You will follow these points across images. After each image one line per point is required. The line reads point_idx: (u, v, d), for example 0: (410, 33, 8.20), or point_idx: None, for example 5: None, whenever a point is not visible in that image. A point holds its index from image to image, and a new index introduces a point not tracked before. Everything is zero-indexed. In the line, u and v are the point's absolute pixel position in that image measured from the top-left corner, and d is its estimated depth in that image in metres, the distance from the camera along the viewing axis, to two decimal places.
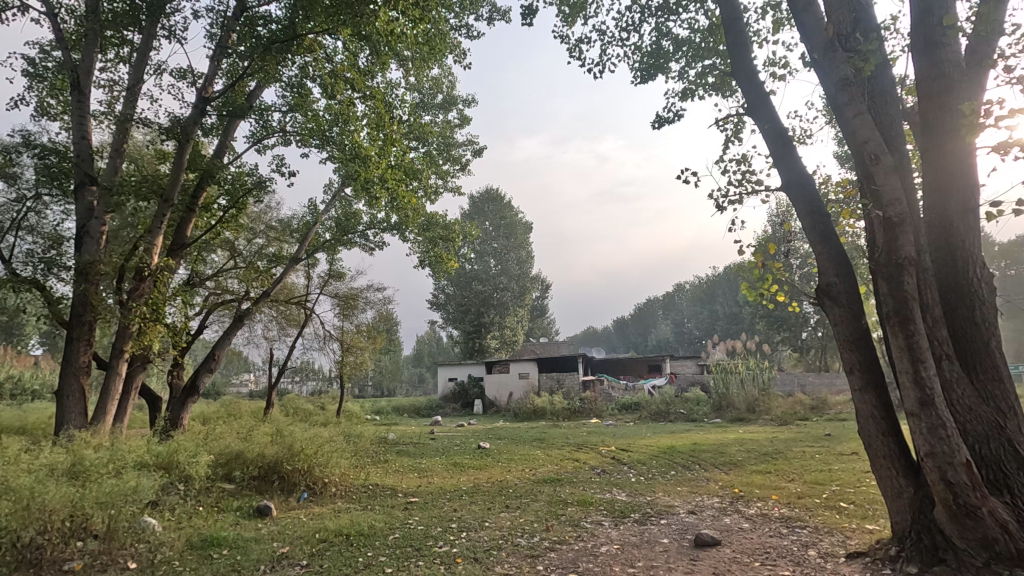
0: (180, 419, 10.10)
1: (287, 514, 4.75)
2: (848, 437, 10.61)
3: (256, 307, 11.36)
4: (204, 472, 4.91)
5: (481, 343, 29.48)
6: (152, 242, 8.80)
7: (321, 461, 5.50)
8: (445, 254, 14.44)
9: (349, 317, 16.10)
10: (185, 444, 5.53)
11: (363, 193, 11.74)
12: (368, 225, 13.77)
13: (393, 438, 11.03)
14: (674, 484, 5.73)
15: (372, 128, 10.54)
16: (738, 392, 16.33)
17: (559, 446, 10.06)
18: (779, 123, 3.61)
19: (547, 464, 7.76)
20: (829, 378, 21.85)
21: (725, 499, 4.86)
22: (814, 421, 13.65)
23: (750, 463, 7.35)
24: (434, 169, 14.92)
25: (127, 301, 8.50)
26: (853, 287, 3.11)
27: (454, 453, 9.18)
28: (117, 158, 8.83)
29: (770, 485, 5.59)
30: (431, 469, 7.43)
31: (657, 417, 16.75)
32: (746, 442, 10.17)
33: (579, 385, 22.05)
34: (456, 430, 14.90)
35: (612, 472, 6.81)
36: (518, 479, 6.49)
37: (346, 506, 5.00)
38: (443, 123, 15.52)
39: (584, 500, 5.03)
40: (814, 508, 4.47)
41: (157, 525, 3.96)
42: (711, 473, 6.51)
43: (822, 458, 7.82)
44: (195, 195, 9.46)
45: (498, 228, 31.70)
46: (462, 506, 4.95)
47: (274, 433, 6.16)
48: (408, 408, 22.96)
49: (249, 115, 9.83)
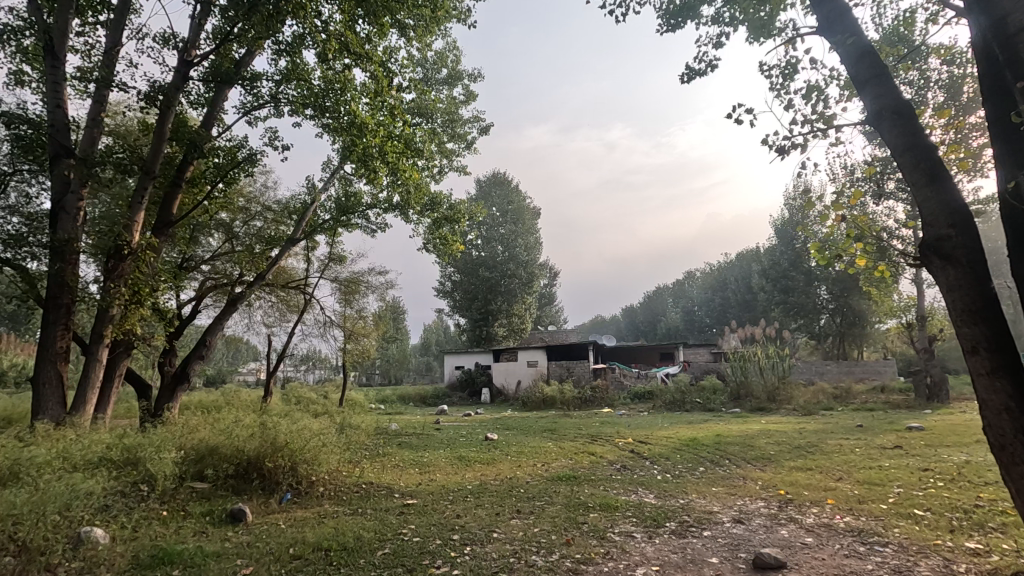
0: (169, 408, 9.53)
1: (265, 520, 4.11)
2: (883, 428, 9.87)
3: (252, 289, 10.69)
4: (171, 472, 4.28)
5: (488, 331, 28.86)
6: (133, 219, 8.11)
7: (308, 456, 4.84)
8: (450, 237, 13.69)
9: (351, 303, 15.48)
10: (156, 438, 4.90)
11: (362, 169, 11.05)
12: (370, 205, 13.11)
13: (396, 428, 10.41)
14: (709, 485, 5.03)
15: (371, 97, 9.87)
16: (757, 381, 15.60)
17: (572, 438, 9.41)
18: (866, 39, 2.92)
19: (560, 458, 7.08)
20: (849, 366, 21.04)
21: (775, 505, 4.14)
22: (840, 412, 12.91)
23: (786, 459, 6.64)
24: (438, 146, 14.20)
25: (106, 282, 7.84)
26: (975, 241, 2.37)
27: (460, 446, 8.53)
28: (93, 128, 8.05)
29: (820, 486, 4.87)
30: (434, 464, 6.80)
31: (671, 406, 16.07)
32: (775, 434, 9.45)
33: (590, 373, 21.39)
34: (462, 420, 14.31)
35: (635, 468, 6.11)
36: (530, 476, 5.82)
37: (335, 511, 4.33)
38: (448, 99, 14.75)
39: (608, 503, 4.35)
40: (884, 516, 3.76)
41: (104, 537, 3.34)
42: (748, 470, 5.81)
43: (864, 452, 7.11)
44: (182, 168, 8.78)
45: (506, 213, 30.94)
46: (467, 510, 4.27)
47: (258, 424, 5.52)
48: (414, 397, 22.41)
49: (238, 83, 9.16)
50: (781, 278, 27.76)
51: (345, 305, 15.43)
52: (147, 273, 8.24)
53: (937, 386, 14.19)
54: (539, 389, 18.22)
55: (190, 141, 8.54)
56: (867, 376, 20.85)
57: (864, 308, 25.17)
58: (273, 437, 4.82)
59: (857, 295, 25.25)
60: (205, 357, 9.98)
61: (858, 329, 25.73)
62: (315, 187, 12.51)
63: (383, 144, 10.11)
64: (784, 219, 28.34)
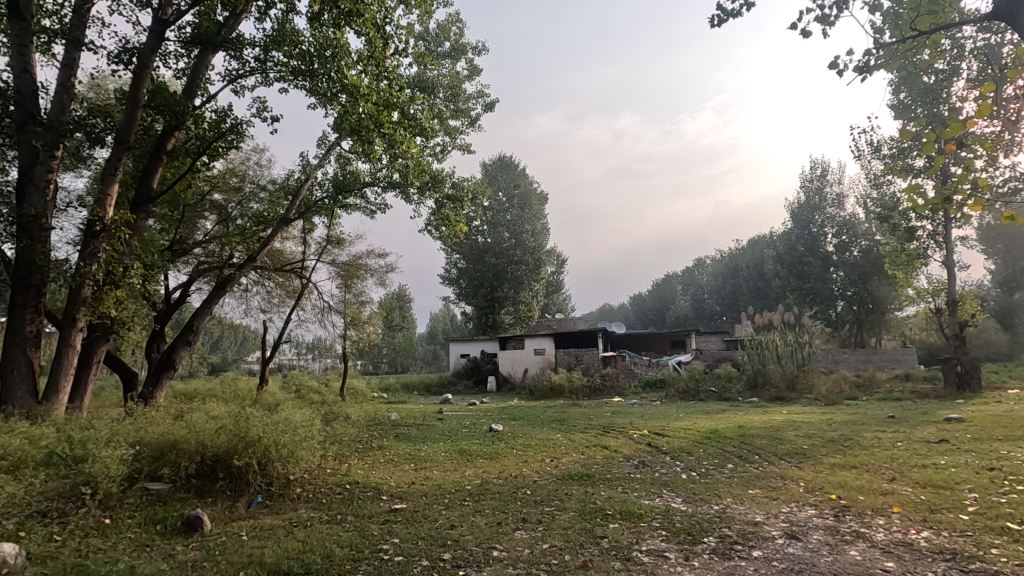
0: (155, 397, 9.01)
1: (226, 530, 3.51)
2: (919, 419, 9.16)
3: (243, 272, 10.11)
4: (120, 471, 3.66)
5: (495, 319, 28.26)
6: (106, 193, 7.47)
7: (285, 452, 4.24)
8: (454, 217, 12.97)
9: (351, 288, 14.90)
10: (110, 431, 4.29)
11: (359, 141, 10.37)
12: (370, 183, 12.48)
13: (396, 418, 9.83)
14: (744, 487, 4.38)
15: (367, 65, 9.20)
16: (776, 369, 14.89)
17: (583, 430, 8.76)
18: None
19: (570, 452, 6.44)
20: (867, 354, 20.29)
21: (831, 516, 3.49)
22: (867, 402, 12.21)
23: (822, 454, 5.98)
24: (440, 123, 13.51)
25: (79, 261, 7.25)
26: None
27: (463, 438, 7.92)
28: (63, 94, 7.38)
29: (875, 490, 4.21)
30: (433, 458, 6.20)
31: (685, 396, 15.38)
32: (802, 425, 8.75)
33: (599, 362, 20.77)
34: (468, 409, 13.77)
35: (655, 465, 5.47)
36: (537, 474, 5.19)
37: (311, 518, 3.74)
38: (451, 73, 13.95)
39: (629, 510, 3.70)
40: (973, 531, 3.08)
41: (15, 555, 2.73)
42: (784, 469, 5.15)
43: (908, 446, 6.43)
44: (164, 139, 8.17)
45: (512, 197, 30.05)
46: (463, 518, 3.64)
47: (234, 414, 4.94)
48: (418, 385, 21.89)
49: (222, 47, 8.50)
50: (797, 263, 26.85)
51: (345, 290, 14.84)
52: (123, 252, 7.62)
53: (969, 374, 13.40)
54: (547, 377, 17.62)
55: (168, 105, 7.90)
56: (887, 364, 20.07)
57: (884, 295, 24.27)
58: (245, 430, 4.20)
59: (876, 281, 24.36)
60: (193, 344, 9.44)
61: (877, 316, 24.85)
62: (310, 165, 11.86)
63: (378, 113, 9.44)
64: (800, 203, 27.39)
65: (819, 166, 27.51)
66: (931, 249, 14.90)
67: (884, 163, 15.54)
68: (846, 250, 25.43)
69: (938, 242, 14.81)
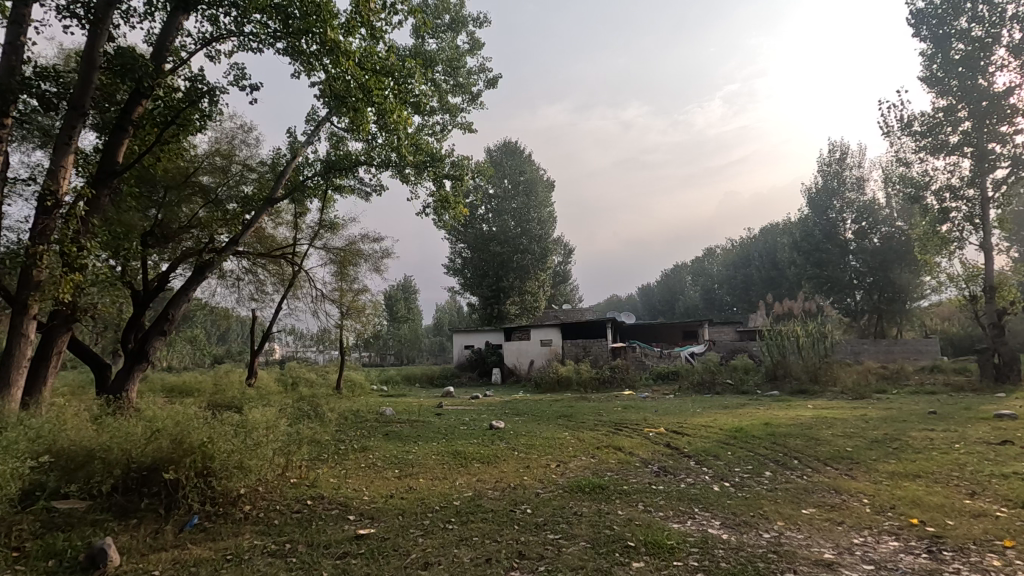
0: (127, 391, 8.35)
1: (137, 566, 2.74)
2: (966, 416, 8.29)
3: (223, 257, 9.38)
4: (14, 489, 2.89)
5: (500, 309, 27.50)
6: (59, 165, 6.63)
7: (232, 463, 3.45)
8: (453, 199, 12.10)
9: (347, 275, 14.12)
10: (21, 432, 3.51)
11: (346, 113, 9.55)
12: (364, 163, 11.69)
13: (390, 414, 9.09)
14: (796, 505, 3.54)
15: (352, 25, 8.34)
16: (796, 360, 14.00)
17: (593, 427, 7.96)
18: None
19: (579, 455, 5.63)
20: (888, 345, 19.37)
21: (926, 554, 2.66)
22: (898, 395, 11.36)
23: (874, 460, 5.12)
24: (436, 98, 12.60)
25: (28, 242, 6.44)
26: None
27: (460, 436, 7.14)
28: (11, 52, 6.55)
29: (962, 511, 3.35)
30: (421, 462, 5.42)
31: (700, 388, 14.52)
32: (836, 422, 7.89)
33: (608, 353, 19.97)
34: (469, 402, 13.05)
35: (679, 473, 4.67)
36: (541, 484, 4.39)
37: (253, 548, 2.97)
38: (450, 46, 12.99)
39: (658, 540, 2.87)
40: None
41: None
42: (836, 480, 4.31)
43: (970, 449, 5.54)
44: (128, 107, 7.38)
45: (517, 183, 29.03)
46: (443, 552, 2.84)
47: (179, 413, 4.16)
48: (420, 376, 21.21)
49: (194, 5, 7.70)
50: (814, 251, 25.79)
51: (340, 278, 14.08)
52: (81, 231, 6.81)
53: (1008, 366, 12.43)
54: (553, 369, 16.81)
55: (128, 66, 7.06)
56: (909, 355, 19.13)
57: (906, 283, 23.26)
58: (184, 435, 3.43)
59: (898, 269, 23.35)
60: (168, 335, 8.78)
61: (898, 306, 23.88)
62: (298, 142, 11.05)
63: (367, 80, 8.67)
64: (817, 188, 26.21)
65: (838, 149, 26.36)
66: (966, 232, 13.92)
67: (915, 141, 14.50)
68: (866, 237, 24.39)
69: (974, 225, 13.80)
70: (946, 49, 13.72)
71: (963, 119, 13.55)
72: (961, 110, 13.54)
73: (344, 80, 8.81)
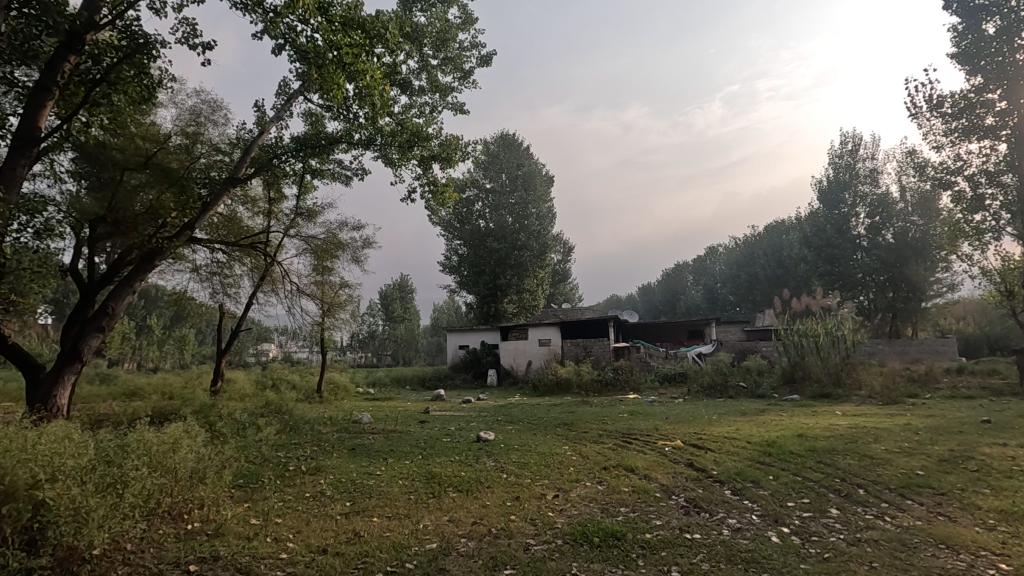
0: (57, 401, 7.19)
1: None
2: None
3: (175, 243, 8.22)
4: None
5: (497, 308, 26.35)
6: None
7: (68, 513, 2.30)
8: (442, 183, 10.84)
9: (326, 268, 12.95)
10: None
11: (320, 81, 8.42)
12: (342, 143, 10.54)
13: (365, 422, 7.94)
14: None
15: None
16: (817, 362, 12.86)
17: (598, 439, 6.82)
18: None
19: (583, 480, 4.49)
20: (903, 345, 18.28)
21: None
22: (934, 400, 10.24)
23: (963, 491, 3.95)
24: (423, 73, 11.41)
25: None
26: None
27: (440, 453, 5.97)
28: None
29: None
30: (382, 491, 4.25)
31: (711, 392, 13.37)
32: (881, 434, 6.76)
33: (611, 353, 18.87)
34: (460, 408, 11.94)
35: (718, 511, 3.53)
36: (533, 528, 3.23)
37: None
38: (440, 17, 11.81)
39: None
40: None
41: None
42: (934, 525, 3.16)
43: None
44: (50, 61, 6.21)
45: (514, 178, 27.79)
46: None
47: (30, 435, 2.98)
48: (412, 379, 20.06)
49: None
50: (825, 246, 24.69)
51: (319, 271, 12.92)
52: None
53: None
54: (552, 371, 15.66)
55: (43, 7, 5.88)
56: (928, 356, 18.04)
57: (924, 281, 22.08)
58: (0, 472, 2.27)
59: (914, 265, 22.13)
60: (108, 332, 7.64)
61: (914, 303, 22.37)
62: (266, 117, 9.89)
63: (337, 38, 7.45)
64: (828, 181, 25.44)
65: (850, 141, 25.28)
66: (1001, 221, 12.92)
67: (945, 123, 13.43)
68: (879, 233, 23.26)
69: (1011, 214, 12.78)
70: (978, 23, 12.58)
71: (998, 98, 12.43)
72: (996, 88, 12.41)
73: (316, 45, 7.66)
